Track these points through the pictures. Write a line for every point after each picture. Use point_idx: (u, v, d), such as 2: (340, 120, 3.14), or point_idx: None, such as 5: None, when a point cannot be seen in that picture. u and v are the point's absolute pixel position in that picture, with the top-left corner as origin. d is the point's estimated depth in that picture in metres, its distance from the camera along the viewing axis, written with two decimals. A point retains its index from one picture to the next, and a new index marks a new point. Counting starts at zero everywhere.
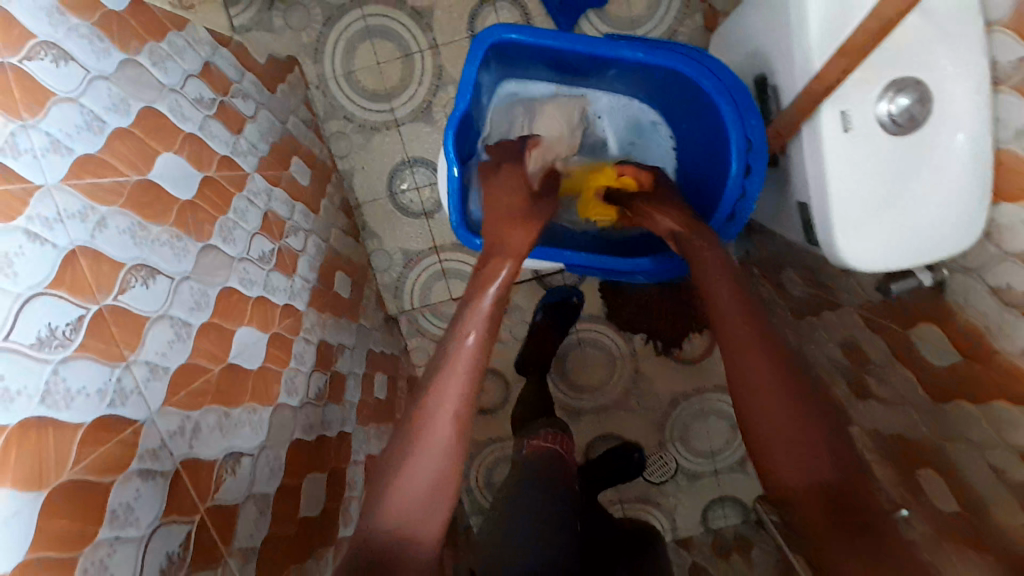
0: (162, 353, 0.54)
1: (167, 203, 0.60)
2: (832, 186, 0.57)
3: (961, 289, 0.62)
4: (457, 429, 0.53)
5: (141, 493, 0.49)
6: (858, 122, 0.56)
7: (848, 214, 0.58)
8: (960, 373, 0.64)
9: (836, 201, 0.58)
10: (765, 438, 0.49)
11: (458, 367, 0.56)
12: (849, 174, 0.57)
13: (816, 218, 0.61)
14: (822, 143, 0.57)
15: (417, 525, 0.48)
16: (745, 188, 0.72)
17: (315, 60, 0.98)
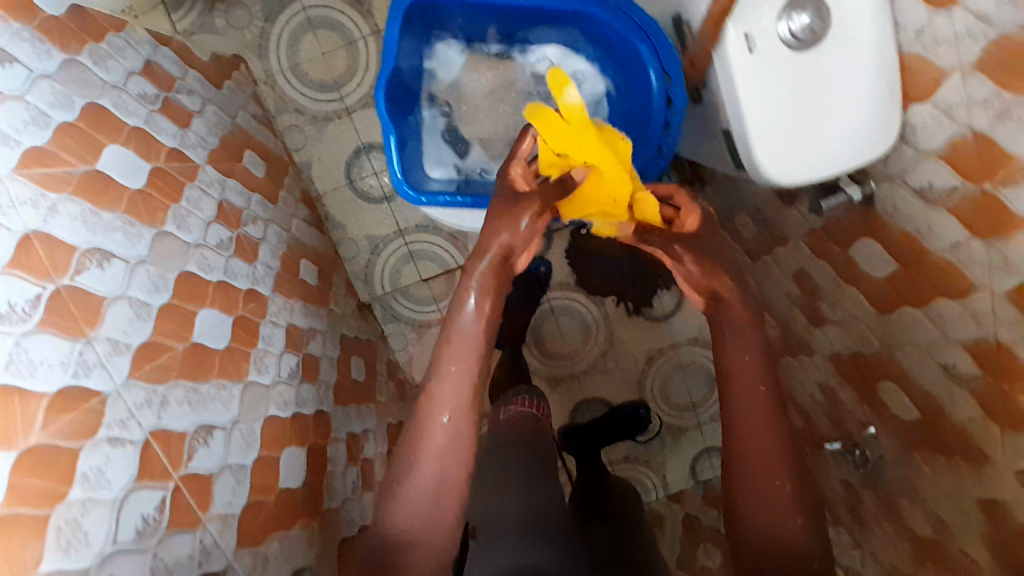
0: (124, 332, 0.55)
1: (116, 191, 0.62)
2: (745, 105, 0.61)
3: (889, 199, 0.64)
4: (454, 439, 0.64)
5: (112, 458, 0.49)
6: (760, 43, 0.59)
7: (763, 131, 0.61)
8: (899, 281, 0.66)
9: (750, 122, 0.61)
10: (742, 451, 0.63)
11: (454, 387, 0.66)
12: (759, 95, 0.61)
13: (738, 140, 0.64)
14: (731, 66, 0.61)
15: (420, 520, 0.60)
16: (669, 119, 0.78)
17: (259, 56, 1.00)
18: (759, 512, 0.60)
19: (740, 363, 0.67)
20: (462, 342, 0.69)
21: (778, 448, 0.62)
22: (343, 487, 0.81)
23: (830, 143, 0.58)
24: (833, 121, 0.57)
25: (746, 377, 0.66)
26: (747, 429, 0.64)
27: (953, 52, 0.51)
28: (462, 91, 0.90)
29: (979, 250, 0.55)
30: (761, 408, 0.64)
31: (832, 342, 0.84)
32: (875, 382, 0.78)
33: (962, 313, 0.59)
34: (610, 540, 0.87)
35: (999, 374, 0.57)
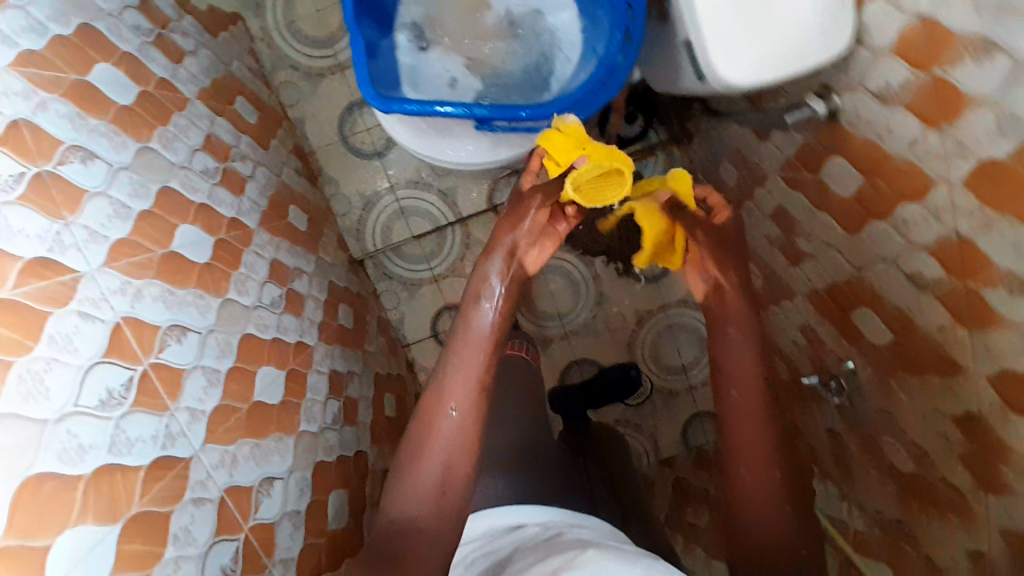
0: (101, 225, 0.58)
1: (104, 104, 0.65)
2: (701, 11, 0.62)
3: (853, 109, 0.65)
4: (457, 437, 0.69)
5: (81, 329, 0.52)
6: None
7: (721, 37, 0.63)
8: (866, 196, 0.67)
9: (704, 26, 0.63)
10: (735, 446, 0.67)
11: (462, 385, 0.71)
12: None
13: (696, 48, 0.66)
14: None
15: (420, 511, 0.65)
16: (630, 29, 0.75)
17: (257, 14, 1.07)
18: (755, 516, 0.63)
19: (743, 366, 0.70)
20: (473, 340, 0.75)
21: (777, 456, 0.66)
22: (322, 414, 0.82)
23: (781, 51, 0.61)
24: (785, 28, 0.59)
25: (748, 382, 0.69)
26: (747, 434, 0.67)
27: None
28: (432, 21, 0.92)
29: (935, 141, 0.55)
30: (751, 403, 0.68)
31: (809, 278, 0.84)
32: (850, 311, 0.77)
33: (923, 214, 0.59)
34: (602, 476, 0.96)
35: (958, 271, 0.57)
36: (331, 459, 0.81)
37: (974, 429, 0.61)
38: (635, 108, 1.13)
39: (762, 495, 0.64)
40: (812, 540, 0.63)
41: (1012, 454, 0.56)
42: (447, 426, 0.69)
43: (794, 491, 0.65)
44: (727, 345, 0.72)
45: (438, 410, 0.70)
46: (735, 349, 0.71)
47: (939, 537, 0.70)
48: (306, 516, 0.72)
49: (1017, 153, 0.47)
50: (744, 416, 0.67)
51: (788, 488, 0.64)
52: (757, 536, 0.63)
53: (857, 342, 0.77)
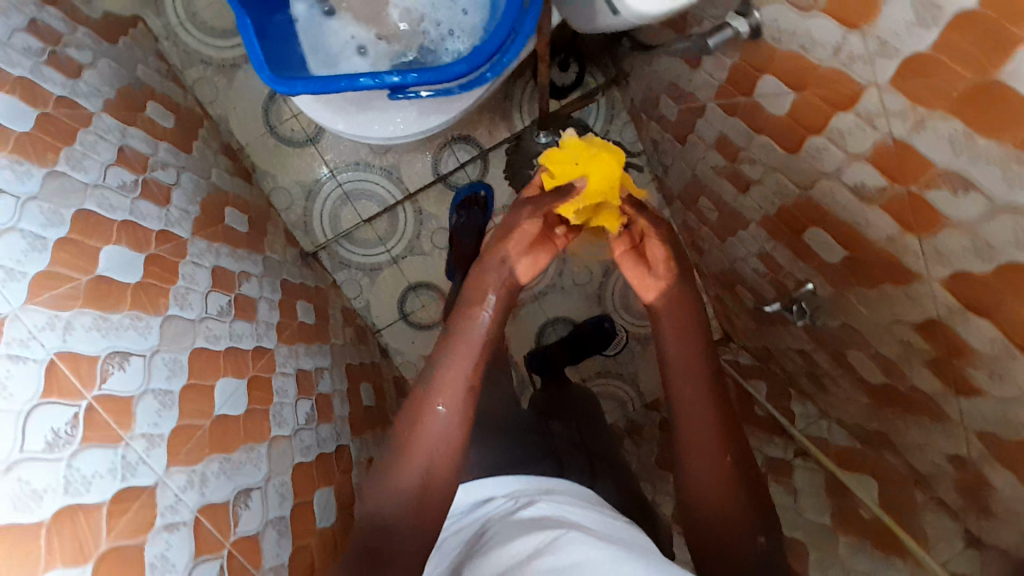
0: (16, 260, 0.55)
1: (0, 133, 0.61)
2: None
3: (773, 22, 0.62)
4: (441, 428, 0.69)
5: (13, 372, 0.49)
6: None
7: None
8: (799, 109, 0.65)
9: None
10: (688, 437, 0.69)
11: (455, 384, 0.72)
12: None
13: None
14: None
15: (398, 512, 0.67)
16: None
17: (157, 13, 1.00)
18: (709, 506, 0.67)
19: (689, 359, 0.72)
20: (466, 348, 0.74)
21: (727, 446, 0.68)
22: (293, 416, 0.80)
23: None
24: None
25: (695, 371, 0.71)
26: (696, 428, 0.69)
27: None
28: None
29: (858, 43, 0.53)
30: (700, 394, 0.70)
31: (759, 204, 0.83)
32: (803, 231, 0.76)
33: (857, 123, 0.58)
34: (567, 440, 0.96)
35: (895, 176, 0.56)
36: (310, 457, 0.80)
37: (930, 334, 0.61)
38: (568, 54, 1.12)
39: (713, 486, 0.67)
40: (762, 519, 0.67)
41: (970, 350, 0.57)
42: (434, 423, 0.70)
43: (746, 476, 0.68)
44: (675, 334, 0.73)
45: (431, 408, 0.70)
46: (683, 339, 0.73)
47: (920, 442, 0.73)
48: (290, 519, 0.71)
49: (939, 45, 0.45)
50: (694, 411, 0.70)
51: (740, 477, 0.67)
52: (712, 524, 0.66)
53: (812, 258, 0.77)
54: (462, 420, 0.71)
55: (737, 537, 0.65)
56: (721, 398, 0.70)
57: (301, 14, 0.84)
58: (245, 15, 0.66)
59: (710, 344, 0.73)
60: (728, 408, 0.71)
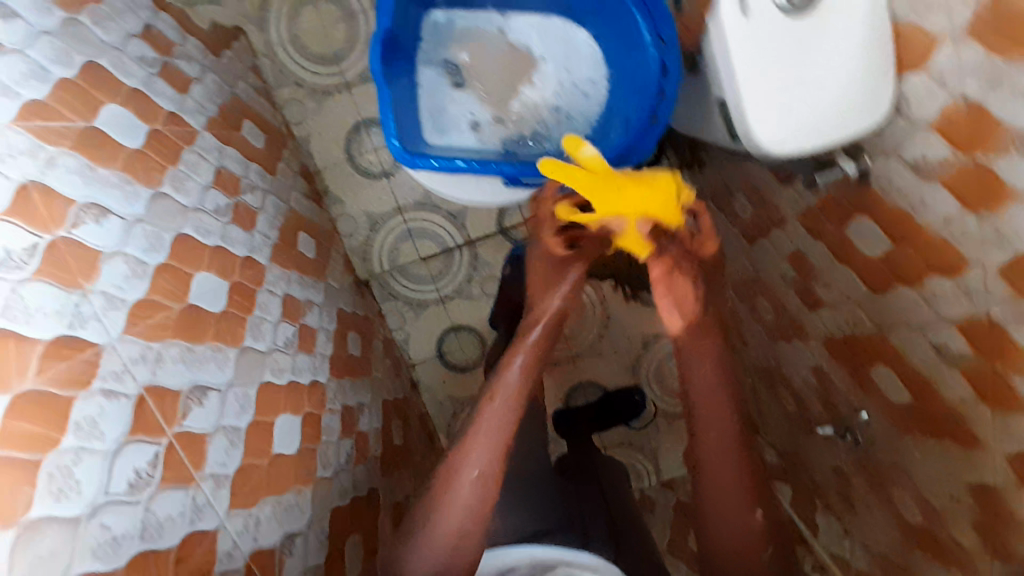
0: (119, 287, 0.55)
1: (113, 151, 0.61)
2: (738, 71, 0.66)
3: (885, 174, 0.64)
4: (475, 493, 0.67)
5: (106, 410, 0.49)
6: (754, 6, 0.62)
7: (757, 99, 0.65)
8: (894, 259, 0.67)
9: (747, 101, 0.66)
10: (711, 480, 0.67)
11: (488, 446, 0.70)
12: (755, 68, 0.64)
13: (735, 112, 0.68)
14: (725, 27, 0.65)
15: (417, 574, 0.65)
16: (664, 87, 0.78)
17: (260, 28, 1.02)
18: (731, 557, 0.65)
19: (716, 399, 0.71)
20: (501, 398, 0.74)
21: (753, 493, 0.67)
22: (336, 456, 0.80)
23: (825, 108, 0.61)
24: (830, 84, 0.59)
25: (721, 413, 0.70)
26: (723, 472, 0.67)
27: (946, 19, 0.50)
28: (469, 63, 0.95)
29: (972, 225, 0.55)
30: (727, 437, 0.69)
31: (825, 324, 0.85)
32: (870, 364, 0.77)
33: (955, 291, 0.59)
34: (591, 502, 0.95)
35: (983, 351, 0.58)
36: (346, 500, 0.80)
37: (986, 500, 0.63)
38: None
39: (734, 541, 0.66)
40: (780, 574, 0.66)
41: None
42: (466, 486, 0.67)
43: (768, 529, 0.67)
44: (704, 373, 0.73)
45: (464, 468, 0.68)
46: (711, 379, 0.72)
47: None
48: (324, 566, 0.71)
49: None
50: (720, 454, 0.68)
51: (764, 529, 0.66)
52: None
53: (873, 389, 0.79)
54: (492, 484, 0.68)
55: None
56: (746, 443, 0.69)
57: (427, 80, 0.93)
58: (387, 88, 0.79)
59: (736, 385, 0.73)
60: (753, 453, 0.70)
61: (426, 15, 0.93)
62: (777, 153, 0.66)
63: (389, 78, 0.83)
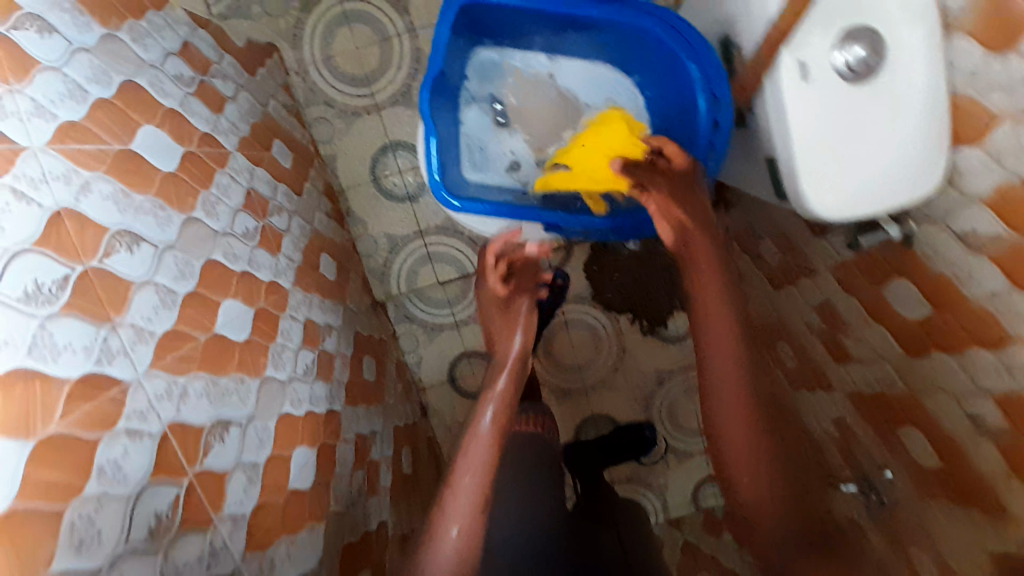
0: (147, 319, 0.54)
1: (147, 174, 0.60)
2: (795, 134, 0.65)
3: (931, 240, 0.63)
4: (461, 555, 0.60)
5: (130, 452, 0.47)
6: (815, 71, 0.63)
7: (810, 163, 0.66)
8: (932, 325, 0.66)
9: (802, 162, 0.66)
10: (719, 378, 0.70)
11: (465, 502, 0.64)
12: (816, 131, 0.65)
13: (784, 174, 0.69)
14: (782, 91, 0.65)
15: None
16: (714, 143, 0.80)
17: (293, 45, 1.01)
18: (734, 446, 0.66)
19: (712, 296, 0.74)
20: (477, 446, 0.70)
21: (750, 387, 0.69)
22: (348, 488, 0.79)
23: (872, 173, 0.61)
24: (880, 153, 0.60)
25: (720, 313, 0.73)
26: (727, 370, 0.69)
27: (1006, 98, 0.49)
28: (512, 101, 0.95)
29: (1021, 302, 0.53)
30: (724, 330, 0.72)
31: (852, 378, 0.84)
32: (899, 424, 0.76)
33: (996, 364, 0.58)
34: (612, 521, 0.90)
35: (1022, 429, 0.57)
36: (357, 534, 0.78)
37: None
38: None
39: (769, 515, 0.62)
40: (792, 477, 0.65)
41: None
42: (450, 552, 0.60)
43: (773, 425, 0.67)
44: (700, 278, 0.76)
45: (443, 528, 0.61)
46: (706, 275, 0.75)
47: None
48: None
49: None
50: (721, 349, 0.71)
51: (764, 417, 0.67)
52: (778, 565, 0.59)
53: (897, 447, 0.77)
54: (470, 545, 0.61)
55: (760, 492, 0.63)
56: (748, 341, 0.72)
57: (470, 118, 0.94)
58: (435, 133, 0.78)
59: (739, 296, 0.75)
60: (755, 350, 0.72)
61: (472, 52, 0.91)
62: (825, 216, 0.66)
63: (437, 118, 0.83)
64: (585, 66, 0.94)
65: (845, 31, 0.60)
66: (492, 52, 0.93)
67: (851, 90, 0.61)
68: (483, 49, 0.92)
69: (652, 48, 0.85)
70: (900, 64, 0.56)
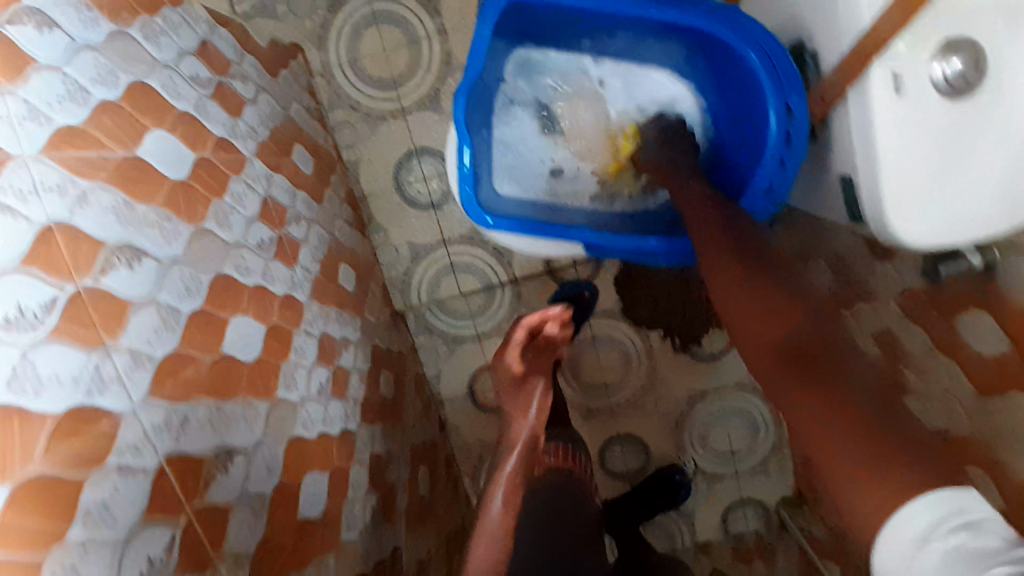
0: (146, 342, 0.50)
1: (154, 183, 0.56)
2: (886, 155, 0.57)
3: (1015, 268, 0.60)
4: None
5: (120, 490, 0.44)
6: (910, 85, 0.55)
7: (899, 192, 0.57)
8: (1013, 364, 0.59)
9: (886, 184, 0.57)
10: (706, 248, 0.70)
11: None
12: (908, 150, 0.56)
13: (866, 201, 0.60)
14: (871, 105, 0.57)
15: None
16: (784, 159, 0.72)
17: (319, 46, 0.98)
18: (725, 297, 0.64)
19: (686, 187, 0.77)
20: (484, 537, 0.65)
21: (731, 247, 0.67)
22: (362, 515, 0.75)
23: (973, 200, 0.55)
24: (986, 177, 0.54)
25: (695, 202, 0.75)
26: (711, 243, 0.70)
27: None
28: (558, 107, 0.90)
29: None
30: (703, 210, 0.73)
31: None
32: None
33: None
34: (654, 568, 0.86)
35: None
36: (370, 566, 0.73)
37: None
38: None
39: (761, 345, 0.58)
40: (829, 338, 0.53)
41: None
42: None
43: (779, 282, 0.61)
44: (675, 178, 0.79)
45: None
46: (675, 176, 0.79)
47: None
48: None
49: None
50: (701, 226, 0.72)
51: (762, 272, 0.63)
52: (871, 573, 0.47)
53: None
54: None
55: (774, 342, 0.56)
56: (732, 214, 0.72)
57: (514, 124, 0.89)
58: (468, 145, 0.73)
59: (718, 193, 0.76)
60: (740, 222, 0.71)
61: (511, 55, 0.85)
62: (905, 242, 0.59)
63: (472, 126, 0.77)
64: (638, 71, 0.89)
65: (945, 42, 0.54)
66: (539, 55, 0.88)
67: (946, 108, 0.54)
68: (528, 50, 0.86)
69: (716, 51, 0.77)
70: (1007, 84, 0.51)
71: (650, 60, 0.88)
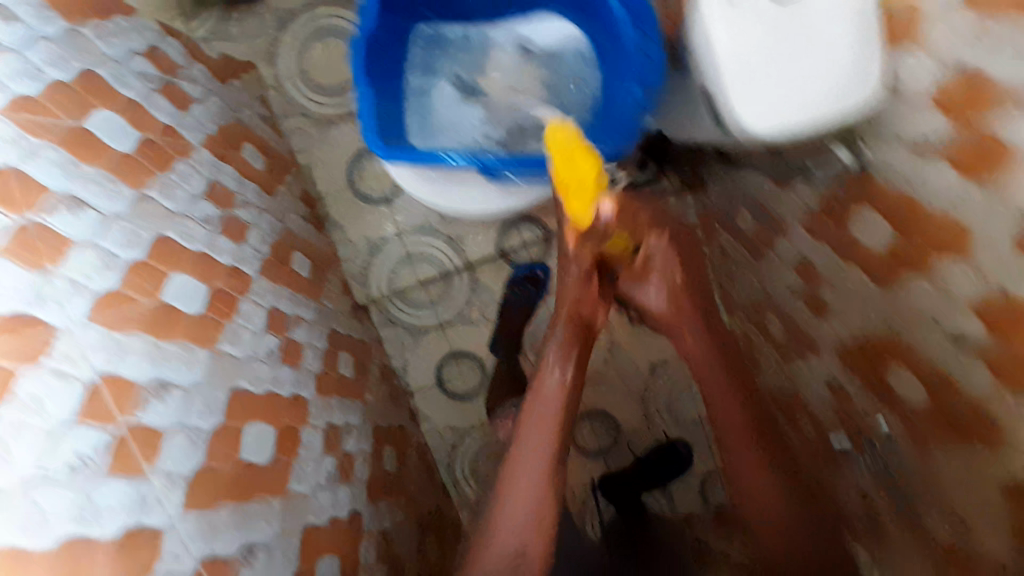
0: (86, 275, 0.55)
1: (98, 149, 0.63)
2: (726, 52, 0.66)
3: (886, 161, 0.62)
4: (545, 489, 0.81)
5: (54, 389, 0.48)
6: None
7: (741, 84, 0.66)
8: (899, 252, 0.63)
9: (727, 79, 0.67)
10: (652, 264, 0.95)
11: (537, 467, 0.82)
12: (743, 49, 0.65)
13: (721, 99, 0.69)
14: (712, 10, 0.67)
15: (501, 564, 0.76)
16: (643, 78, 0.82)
17: (270, 62, 1.08)
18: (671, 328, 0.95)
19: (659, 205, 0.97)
20: (542, 422, 0.85)
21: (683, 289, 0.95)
22: (315, 473, 0.77)
23: (799, 92, 0.62)
24: (812, 70, 0.60)
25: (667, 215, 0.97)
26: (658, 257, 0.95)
27: None
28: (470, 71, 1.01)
29: (977, 197, 0.52)
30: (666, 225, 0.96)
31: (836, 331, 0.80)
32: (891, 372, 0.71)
33: (965, 271, 0.55)
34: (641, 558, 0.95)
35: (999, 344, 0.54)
36: (323, 520, 0.76)
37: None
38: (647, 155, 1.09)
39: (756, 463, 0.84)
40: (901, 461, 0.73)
41: None
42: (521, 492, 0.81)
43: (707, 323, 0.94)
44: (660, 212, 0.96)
45: (518, 471, 0.82)
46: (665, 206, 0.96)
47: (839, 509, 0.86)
48: None
49: None
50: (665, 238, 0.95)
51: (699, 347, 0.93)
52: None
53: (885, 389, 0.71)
54: (526, 511, 0.79)
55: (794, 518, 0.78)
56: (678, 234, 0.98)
57: (431, 87, 1.00)
58: (364, 84, 0.83)
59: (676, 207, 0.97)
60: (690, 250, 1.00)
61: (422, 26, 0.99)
62: (748, 130, 0.67)
63: (375, 76, 0.88)
64: (538, 31, 1.01)
65: None
66: (449, 27, 1.01)
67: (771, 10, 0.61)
68: (438, 23, 1.00)
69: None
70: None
71: (543, 21, 1.00)
